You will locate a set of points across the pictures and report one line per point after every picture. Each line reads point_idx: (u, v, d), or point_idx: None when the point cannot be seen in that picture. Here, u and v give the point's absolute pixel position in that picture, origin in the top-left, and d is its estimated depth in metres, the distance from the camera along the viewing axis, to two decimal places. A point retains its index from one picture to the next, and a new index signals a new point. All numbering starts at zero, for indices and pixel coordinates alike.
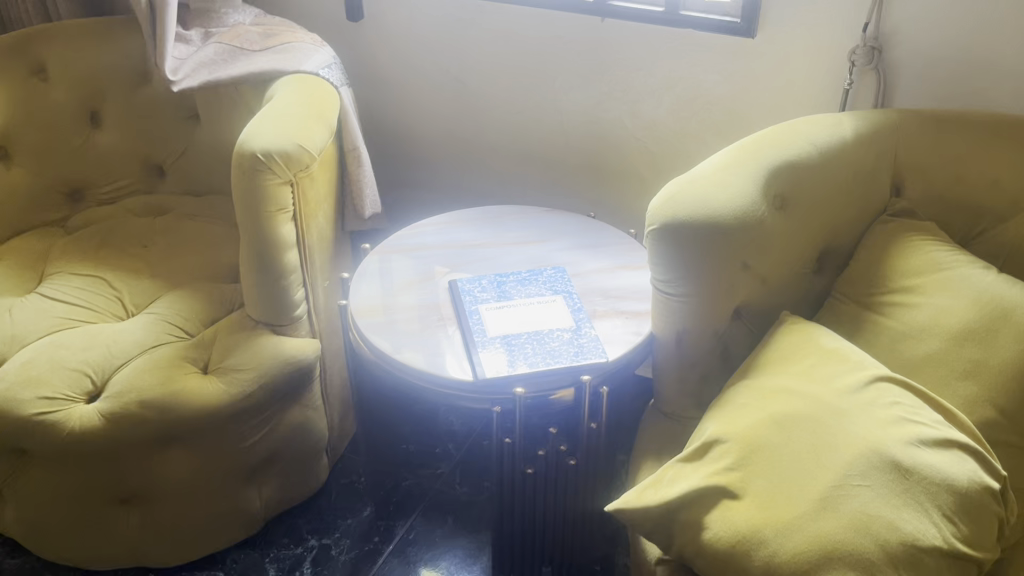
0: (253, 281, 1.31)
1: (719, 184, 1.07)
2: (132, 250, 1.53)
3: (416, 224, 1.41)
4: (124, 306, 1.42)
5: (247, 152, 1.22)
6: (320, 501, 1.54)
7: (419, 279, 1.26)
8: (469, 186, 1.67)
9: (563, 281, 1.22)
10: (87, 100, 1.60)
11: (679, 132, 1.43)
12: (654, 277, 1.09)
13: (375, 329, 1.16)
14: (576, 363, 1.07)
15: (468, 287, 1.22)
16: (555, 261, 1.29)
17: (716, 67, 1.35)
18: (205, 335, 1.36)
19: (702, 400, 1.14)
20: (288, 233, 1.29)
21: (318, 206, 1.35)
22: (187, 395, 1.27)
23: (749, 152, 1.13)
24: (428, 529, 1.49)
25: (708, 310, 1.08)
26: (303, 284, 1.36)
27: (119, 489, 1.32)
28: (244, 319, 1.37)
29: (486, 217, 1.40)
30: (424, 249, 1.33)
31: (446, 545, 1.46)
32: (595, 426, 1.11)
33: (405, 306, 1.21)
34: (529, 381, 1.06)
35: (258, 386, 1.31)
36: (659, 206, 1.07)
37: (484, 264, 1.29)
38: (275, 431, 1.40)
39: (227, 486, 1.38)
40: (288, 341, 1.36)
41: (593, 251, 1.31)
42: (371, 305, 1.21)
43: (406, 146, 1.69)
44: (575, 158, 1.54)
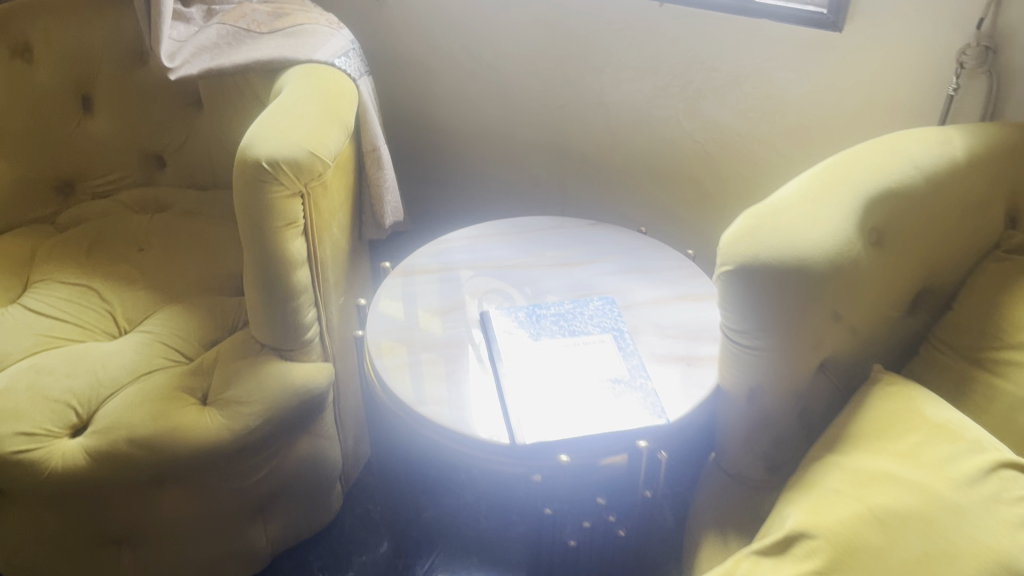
0: (258, 302, 1.16)
1: (807, 218, 0.90)
2: (127, 254, 1.38)
3: (443, 237, 1.25)
4: (116, 322, 1.26)
5: (250, 159, 1.05)
6: (332, 533, 1.41)
7: (442, 311, 1.09)
8: (500, 185, 1.50)
9: (612, 317, 1.06)
10: (77, 83, 1.44)
11: (744, 134, 1.25)
12: (726, 324, 0.92)
13: (394, 374, 1.00)
14: (631, 427, 0.90)
15: (503, 323, 1.05)
16: (601, 288, 1.13)
17: (794, 62, 1.16)
18: (205, 360, 1.21)
19: (774, 463, 0.99)
20: (296, 250, 1.13)
21: (333, 216, 1.19)
22: (183, 432, 1.12)
23: (840, 176, 0.95)
24: (450, 571, 1.34)
25: (788, 366, 0.91)
26: (315, 304, 1.20)
27: (109, 530, 1.18)
28: (248, 342, 1.22)
29: (522, 231, 1.24)
30: (449, 272, 1.16)
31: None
32: (649, 494, 0.96)
33: (430, 344, 1.04)
34: (576, 447, 0.90)
35: (262, 421, 1.16)
36: (735, 244, 0.90)
37: (522, 291, 1.13)
38: (282, 465, 1.26)
39: (229, 525, 1.25)
40: (297, 368, 1.21)
41: (644, 277, 1.14)
42: (389, 341, 1.05)
43: (431, 140, 1.51)
44: (622, 161, 1.37)
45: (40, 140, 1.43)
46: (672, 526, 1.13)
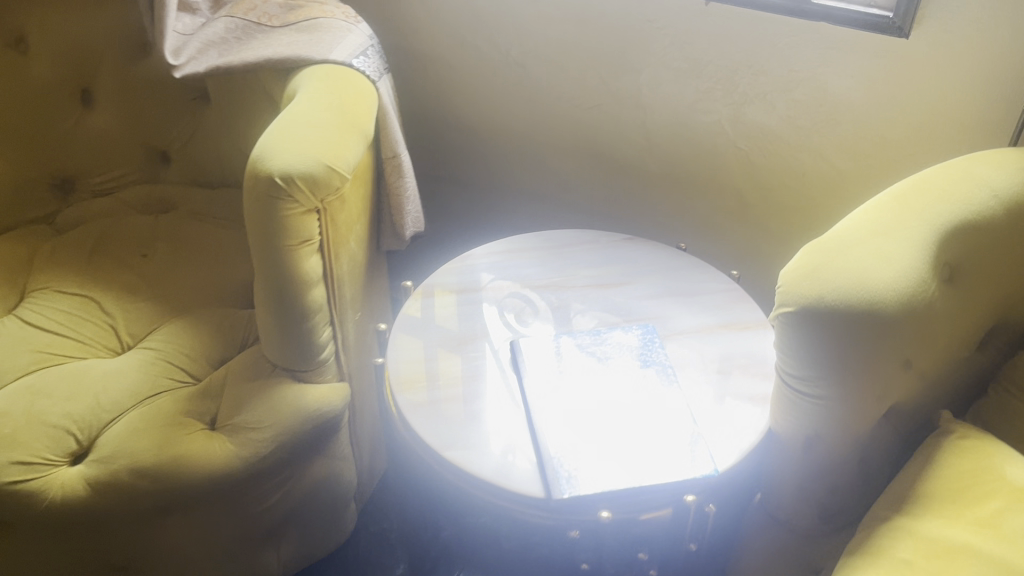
0: (270, 322, 1.08)
1: (878, 254, 0.81)
2: (129, 260, 1.30)
3: (467, 253, 1.17)
4: (118, 337, 1.19)
5: (262, 173, 0.96)
6: (345, 553, 1.34)
7: (460, 341, 1.01)
8: (526, 187, 1.42)
9: (652, 350, 0.99)
10: (76, 75, 1.35)
11: (792, 144, 1.16)
12: (785, 367, 0.84)
13: (417, 413, 0.92)
14: (678, 482, 0.83)
15: (533, 355, 0.97)
16: (638, 313, 1.06)
17: (852, 69, 1.07)
18: (213, 381, 1.14)
19: (827, 512, 0.92)
20: (312, 268, 1.05)
21: (350, 230, 1.11)
22: (191, 461, 1.05)
23: (912, 204, 0.86)
24: None
25: (851, 416, 0.83)
26: (331, 322, 1.12)
27: (112, 559, 1.12)
28: (259, 362, 1.15)
29: (552, 246, 1.17)
30: (472, 295, 1.08)
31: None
32: (693, 547, 0.89)
33: (456, 376, 0.97)
34: (617, 501, 0.83)
35: (273, 448, 1.09)
36: (797, 283, 0.82)
37: (547, 317, 1.05)
38: (295, 489, 1.20)
39: (239, 551, 1.19)
40: (311, 390, 1.14)
41: (685, 302, 1.07)
42: (411, 375, 0.96)
43: (451, 139, 1.43)
44: (657, 166, 1.28)
45: (37, 136, 1.35)
46: (711, 566, 1.06)
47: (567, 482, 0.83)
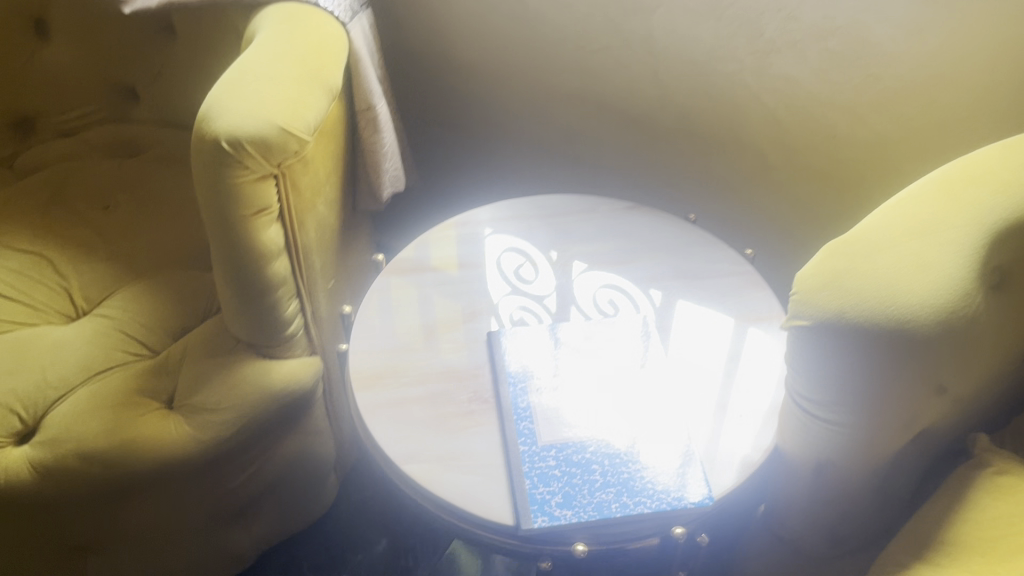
0: (229, 295, 0.98)
1: (913, 261, 0.68)
2: (90, 214, 1.19)
3: (460, 216, 1.07)
4: (72, 301, 1.10)
5: (209, 136, 0.84)
6: (326, 524, 1.28)
7: (464, 317, 0.93)
8: (527, 138, 1.29)
9: (651, 345, 0.89)
10: (28, 4, 1.22)
11: (825, 101, 1.01)
12: (798, 385, 0.73)
13: (379, 416, 0.81)
14: (666, 510, 0.73)
15: (516, 343, 0.88)
16: (635, 282, 0.97)
17: (898, 18, 0.91)
18: (171, 356, 1.04)
19: (839, 537, 0.81)
20: (271, 239, 0.93)
21: (317, 193, 0.99)
22: (144, 445, 0.97)
23: (952, 198, 0.73)
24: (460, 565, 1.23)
25: (869, 444, 0.72)
26: (297, 294, 1.02)
27: (69, 539, 1.06)
28: (222, 335, 1.05)
29: (548, 214, 1.07)
30: (473, 272, 0.99)
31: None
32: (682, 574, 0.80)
33: (424, 371, 0.86)
34: (595, 532, 0.73)
35: (235, 430, 1.01)
36: (814, 292, 0.69)
37: (548, 279, 0.99)
38: (264, 468, 1.11)
39: (206, 530, 1.11)
40: (277, 368, 1.04)
41: (687, 287, 0.96)
42: (374, 369, 0.86)
43: (443, 83, 1.29)
44: (671, 119, 1.14)
45: None
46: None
47: (539, 510, 0.73)
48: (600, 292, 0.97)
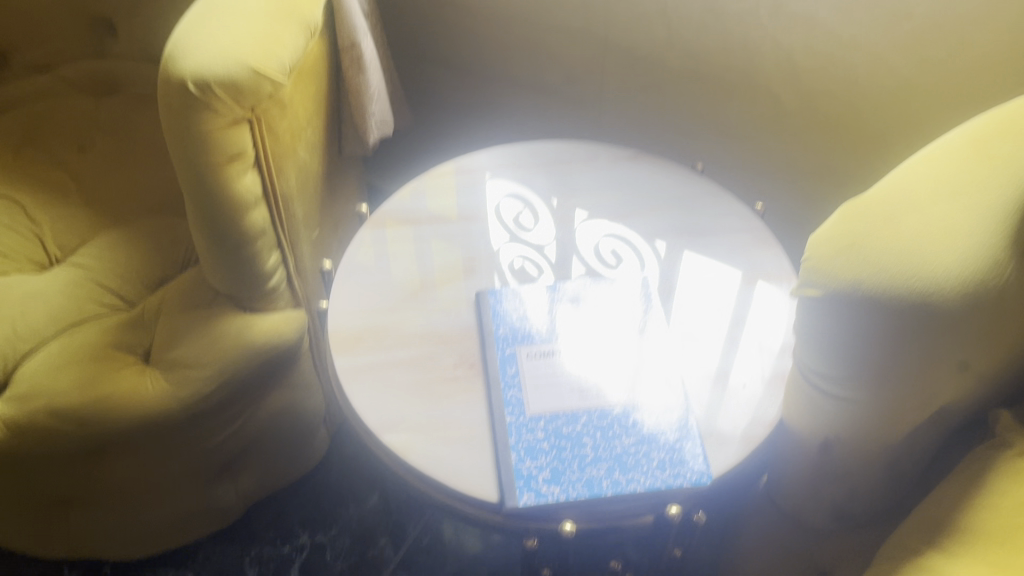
0: (206, 247, 0.92)
1: (940, 225, 0.62)
2: (66, 156, 1.13)
3: (456, 160, 1.01)
4: (45, 249, 1.05)
5: (174, 77, 0.78)
6: (316, 478, 1.25)
7: (463, 270, 0.88)
8: (528, 79, 1.21)
9: (653, 308, 0.83)
10: None
11: (846, 42, 0.93)
12: (811, 356, 0.67)
13: (359, 383, 0.76)
14: (661, 489, 0.68)
15: (507, 302, 0.83)
16: (639, 238, 0.91)
17: None
18: (147, 311, 0.99)
19: (844, 514, 0.77)
20: (248, 188, 0.87)
21: (296, 138, 0.93)
22: (118, 403, 0.92)
23: (987, 155, 0.66)
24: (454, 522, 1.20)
25: (880, 419, 0.67)
26: (279, 245, 0.96)
27: (50, 493, 1.03)
28: (201, 287, 1.00)
29: (547, 162, 1.00)
30: (470, 221, 0.93)
31: (482, 550, 1.18)
32: (678, 552, 0.76)
33: (407, 332, 0.81)
34: (584, 510, 0.69)
35: (216, 386, 0.96)
36: (829, 258, 0.63)
37: (548, 227, 0.93)
38: (249, 424, 1.07)
39: (190, 488, 1.08)
40: (258, 323, 0.98)
41: (693, 244, 0.90)
42: (356, 330, 0.81)
43: (437, 19, 1.21)
44: (680, 60, 1.06)
45: None
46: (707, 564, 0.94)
47: (525, 486, 0.68)
48: (602, 243, 0.91)
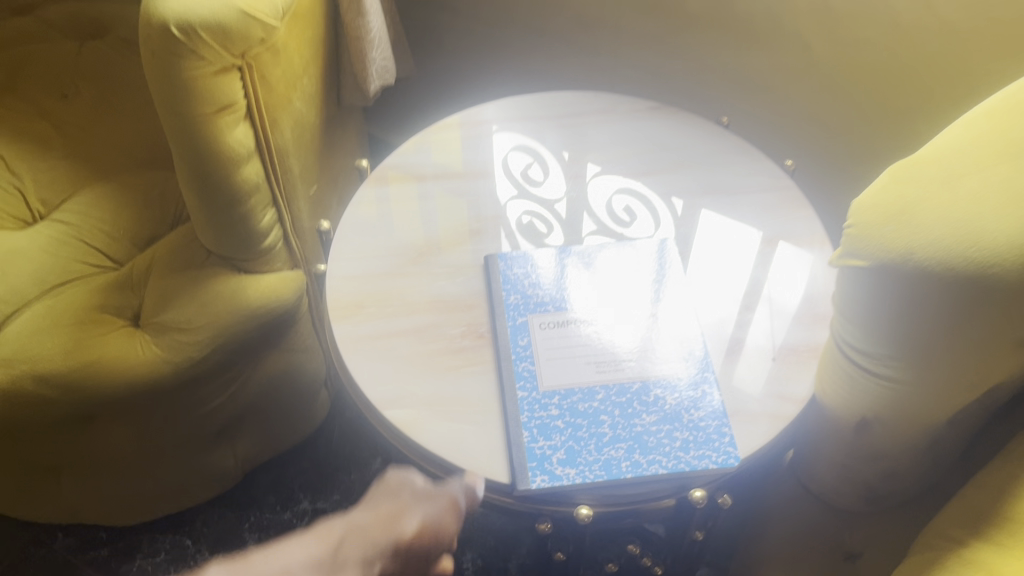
0: (196, 205, 0.86)
1: (1005, 183, 0.55)
2: (48, 104, 1.06)
3: (463, 111, 0.95)
4: (27, 205, 0.99)
5: (156, 20, 0.72)
6: (317, 443, 1.21)
7: (470, 231, 0.82)
8: (539, 23, 1.14)
9: (676, 272, 0.77)
10: None
11: None
12: (853, 331, 0.62)
13: (360, 353, 0.71)
14: (685, 472, 0.63)
15: (519, 266, 0.78)
16: (660, 195, 0.85)
17: None
18: (135, 271, 0.94)
19: (877, 494, 0.72)
20: (239, 141, 0.81)
21: (291, 86, 0.87)
22: (107, 369, 0.87)
23: None
24: None
25: (926, 400, 0.62)
26: (274, 201, 0.90)
27: (39, 459, 0.98)
28: (192, 247, 0.94)
29: (560, 114, 0.94)
30: (477, 176, 0.87)
31: None
32: (700, 534, 0.71)
33: (412, 298, 0.76)
34: (601, 492, 0.64)
35: (211, 350, 0.90)
36: (878, 227, 0.57)
37: (559, 181, 0.87)
38: (245, 388, 1.02)
39: (185, 454, 1.04)
40: (254, 283, 0.92)
41: (717, 202, 0.84)
42: (356, 296, 0.75)
43: None
44: (705, 4, 0.99)
45: None
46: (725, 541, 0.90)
47: (538, 468, 0.63)
48: (614, 198, 0.85)
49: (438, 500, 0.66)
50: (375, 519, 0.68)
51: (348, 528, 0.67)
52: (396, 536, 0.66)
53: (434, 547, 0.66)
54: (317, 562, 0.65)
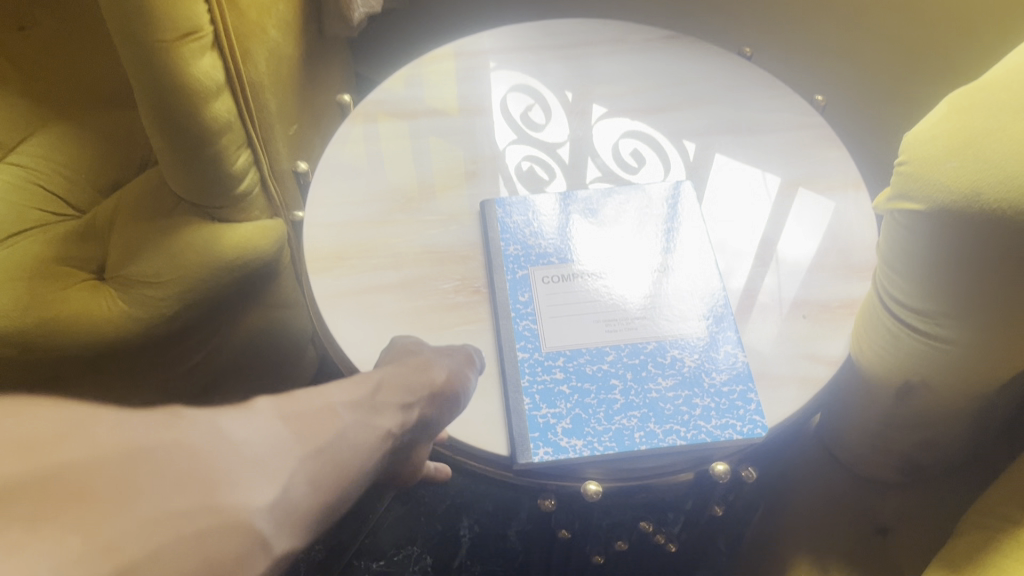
0: (161, 145, 0.78)
1: None
2: None
3: (456, 43, 0.86)
4: None
5: None
6: None
7: (465, 174, 0.74)
8: None
9: (692, 219, 0.69)
10: None
11: None
12: (903, 286, 0.54)
13: (340, 310, 0.64)
14: (706, 444, 0.56)
15: (519, 212, 0.70)
16: (674, 136, 0.77)
17: None
18: (98, 221, 0.87)
19: (915, 466, 0.65)
20: (207, 73, 0.73)
21: (264, 13, 0.78)
22: (71, 326, 0.79)
23: None
24: None
25: (982, 364, 0.54)
26: (249, 142, 0.82)
27: None
28: (161, 193, 0.86)
29: (563, 46, 0.85)
30: (472, 115, 0.79)
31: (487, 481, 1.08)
32: (719, 509, 0.64)
33: (399, 248, 0.68)
34: (611, 466, 0.57)
35: (182, 306, 0.82)
36: (937, 164, 0.49)
37: (562, 124, 0.78)
38: (225, 346, 0.95)
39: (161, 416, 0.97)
40: (231, 231, 0.84)
41: (739, 143, 0.76)
42: (337, 246, 0.68)
43: None
44: None
45: None
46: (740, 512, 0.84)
47: (541, 439, 0.56)
48: (622, 141, 0.77)
49: (453, 356, 0.57)
50: (408, 374, 0.52)
51: (387, 377, 0.51)
52: (431, 382, 0.53)
53: (460, 400, 0.55)
54: (354, 407, 0.46)
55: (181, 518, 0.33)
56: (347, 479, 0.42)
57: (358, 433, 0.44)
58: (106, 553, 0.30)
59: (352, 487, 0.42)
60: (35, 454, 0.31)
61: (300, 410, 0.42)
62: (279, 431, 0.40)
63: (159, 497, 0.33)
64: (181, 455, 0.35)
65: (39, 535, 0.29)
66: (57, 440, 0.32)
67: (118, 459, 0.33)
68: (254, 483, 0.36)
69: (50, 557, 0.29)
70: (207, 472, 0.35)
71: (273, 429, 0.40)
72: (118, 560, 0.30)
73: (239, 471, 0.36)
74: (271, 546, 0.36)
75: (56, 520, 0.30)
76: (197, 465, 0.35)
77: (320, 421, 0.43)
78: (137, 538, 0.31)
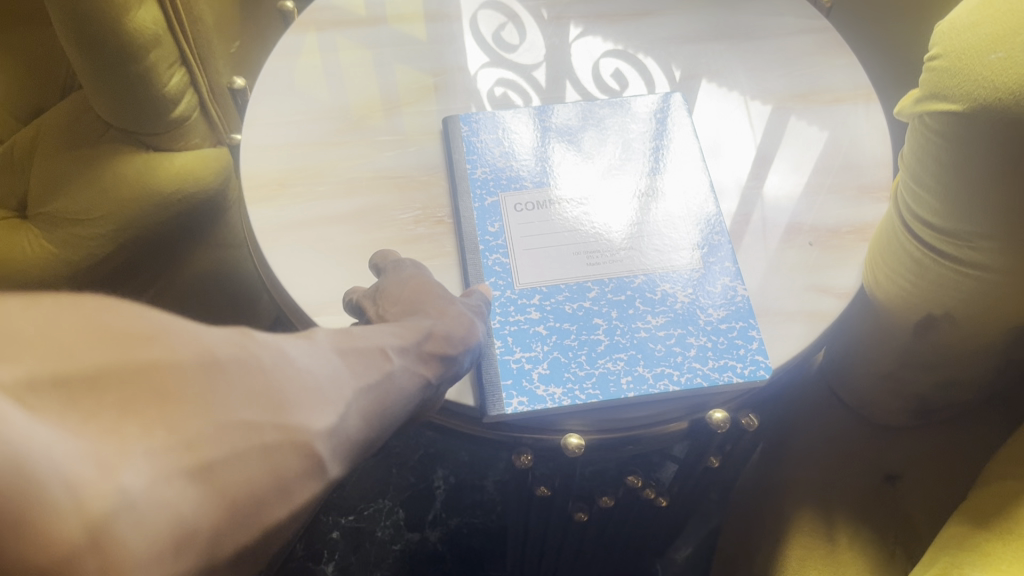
0: (79, 62, 0.68)
1: None
2: None
3: None
4: None
5: None
6: None
7: (428, 88, 0.66)
8: None
9: (683, 135, 0.61)
10: None
11: None
12: (930, 205, 0.47)
13: (283, 243, 0.56)
14: (702, 389, 0.50)
15: (486, 130, 0.61)
16: (662, 47, 0.69)
17: None
18: (17, 147, 0.78)
19: (928, 407, 0.59)
20: None
21: None
22: None
23: None
24: None
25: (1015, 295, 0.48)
26: (184, 59, 0.73)
27: None
28: (87, 117, 0.76)
29: None
30: (435, 26, 0.70)
31: None
32: (714, 461, 0.58)
33: (353, 174, 0.60)
34: (595, 414, 0.51)
35: (115, 247, 0.74)
36: (981, 54, 0.42)
37: (538, 44, 0.70)
38: (168, 291, 0.86)
39: None
40: (168, 160, 0.74)
41: (734, 54, 0.68)
42: (279, 172, 0.59)
43: None
44: None
45: None
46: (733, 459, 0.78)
47: (515, 386, 0.49)
48: (604, 60, 0.68)
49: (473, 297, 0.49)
50: (444, 325, 0.42)
51: (427, 328, 0.41)
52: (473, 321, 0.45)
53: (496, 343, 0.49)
54: (406, 352, 0.38)
55: (251, 430, 0.28)
56: (389, 426, 0.35)
57: (409, 382, 0.37)
58: (180, 454, 0.25)
59: (385, 437, 0.36)
60: (115, 344, 0.26)
61: (354, 346, 0.36)
62: (335, 363, 0.34)
63: (235, 405, 0.28)
64: (255, 366, 0.29)
65: (114, 439, 0.24)
66: (139, 327, 0.27)
67: (193, 363, 0.27)
68: (316, 403, 0.31)
69: (137, 452, 0.24)
70: (277, 384, 0.30)
71: (329, 363, 0.33)
72: (193, 460, 0.26)
73: (302, 388, 0.31)
74: (326, 474, 0.30)
75: (133, 418, 0.25)
76: (267, 377, 0.30)
77: (371, 363, 0.36)
78: (216, 445, 0.27)
